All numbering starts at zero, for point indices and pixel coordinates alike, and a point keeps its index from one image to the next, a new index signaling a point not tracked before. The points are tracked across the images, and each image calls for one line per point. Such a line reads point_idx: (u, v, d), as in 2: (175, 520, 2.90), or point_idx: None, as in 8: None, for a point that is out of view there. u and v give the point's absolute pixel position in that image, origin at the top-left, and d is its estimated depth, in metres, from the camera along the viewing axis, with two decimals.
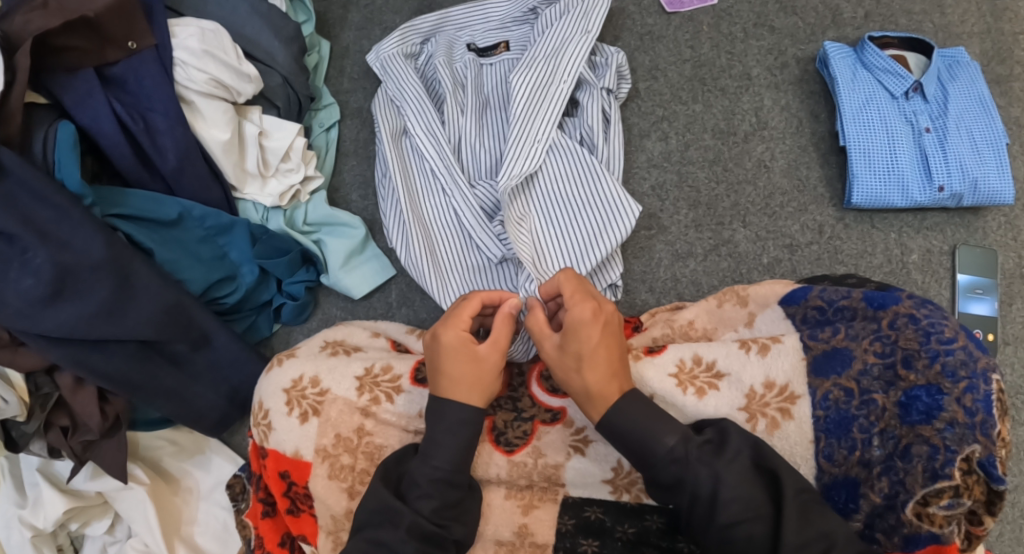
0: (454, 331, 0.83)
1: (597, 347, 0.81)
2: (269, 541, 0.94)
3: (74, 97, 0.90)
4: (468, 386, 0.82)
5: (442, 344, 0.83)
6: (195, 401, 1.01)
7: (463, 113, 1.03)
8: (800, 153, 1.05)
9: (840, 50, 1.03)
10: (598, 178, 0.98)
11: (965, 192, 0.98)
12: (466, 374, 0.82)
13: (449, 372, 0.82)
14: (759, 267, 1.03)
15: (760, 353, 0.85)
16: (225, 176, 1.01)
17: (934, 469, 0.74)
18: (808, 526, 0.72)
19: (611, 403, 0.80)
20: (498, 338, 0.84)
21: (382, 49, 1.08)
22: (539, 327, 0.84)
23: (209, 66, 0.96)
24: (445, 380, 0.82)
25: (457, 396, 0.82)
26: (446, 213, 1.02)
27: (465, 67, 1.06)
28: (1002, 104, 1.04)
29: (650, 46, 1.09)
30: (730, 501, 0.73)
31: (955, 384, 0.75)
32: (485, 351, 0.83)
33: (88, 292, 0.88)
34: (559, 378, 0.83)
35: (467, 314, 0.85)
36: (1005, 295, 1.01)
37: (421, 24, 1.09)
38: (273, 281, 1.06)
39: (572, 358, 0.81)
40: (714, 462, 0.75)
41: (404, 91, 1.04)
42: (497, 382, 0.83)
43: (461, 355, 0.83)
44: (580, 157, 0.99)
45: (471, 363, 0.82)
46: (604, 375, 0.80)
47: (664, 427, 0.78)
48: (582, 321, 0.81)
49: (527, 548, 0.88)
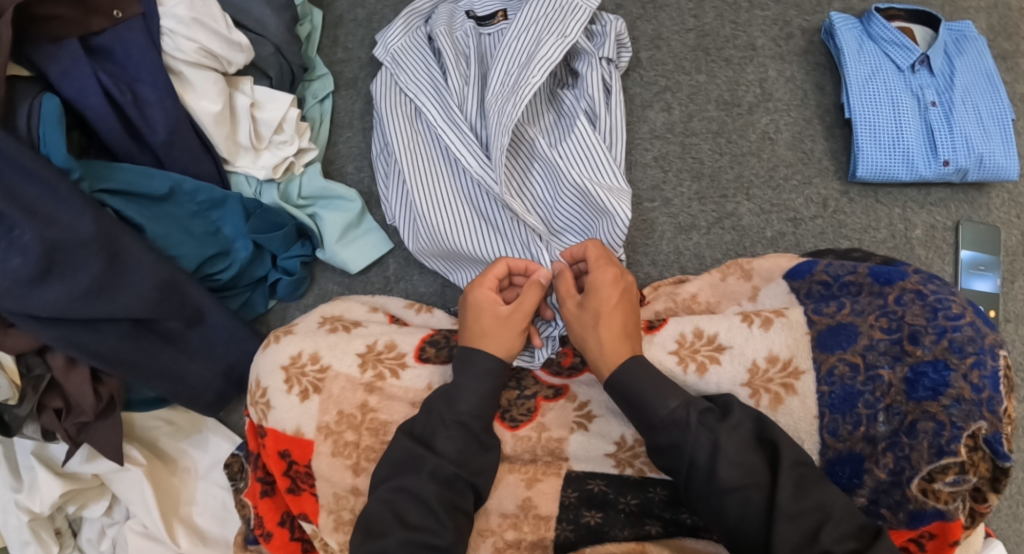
0: (482, 290, 0.86)
1: (611, 310, 0.83)
2: (269, 521, 0.92)
3: (59, 68, 0.87)
4: (498, 339, 0.84)
5: (470, 300, 0.86)
6: (190, 380, 0.99)
7: (464, 85, 1.00)
8: (804, 125, 1.04)
9: (847, 21, 1.01)
10: (599, 152, 0.95)
11: (971, 167, 0.97)
12: (488, 330, 0.84)
13: (478, 326, 0.85)
14: (763, 241, 1.02)
15: (763, 327, 0.85)
16: (217, 148, 0.98)
17: (940, 445, 0.75)
18: (813, 496, 0.73)
19: (621, 363, 0.81)
20: (522, 300, 0.86)
21: (388, 41, 1.04)
22: (565, 289, 0.86)
23: (198, 34, 0.92)
24: (469, 332, 0.85)
25: (487, 347, 0.83)
26: (448, 190, 0.99)
27: (466, 36, 1.02)
28: (1008, 80, 1.04)
29: (653, 15, 1.07)
30: (731, 472, 0.74)
31: (962, 359, 0.75)
32: (509, 312, 0.85)
33: (77, 270, 0.85)
34: (574, 336, 0.85)
35: (493, 275, 0.87)
36: (1008, 273, 1.01)
37: (421, 5, 1.06)
38: (268, 257, 1.04)
39: (588, 317, 0.83)
40: (713, 429, 0.76)
41: (405, 70, 1.01)
42: (519, 341, 0.85)
43: (486, 311, 0.85)
44: (583, 128, 0.96)
45: (499, 320, 0.85)
46: (616, 334, 0.82)
47: (667, 394, 0.79)
48: (603, 282, 0.84)
49: (529, 520, 0.86)
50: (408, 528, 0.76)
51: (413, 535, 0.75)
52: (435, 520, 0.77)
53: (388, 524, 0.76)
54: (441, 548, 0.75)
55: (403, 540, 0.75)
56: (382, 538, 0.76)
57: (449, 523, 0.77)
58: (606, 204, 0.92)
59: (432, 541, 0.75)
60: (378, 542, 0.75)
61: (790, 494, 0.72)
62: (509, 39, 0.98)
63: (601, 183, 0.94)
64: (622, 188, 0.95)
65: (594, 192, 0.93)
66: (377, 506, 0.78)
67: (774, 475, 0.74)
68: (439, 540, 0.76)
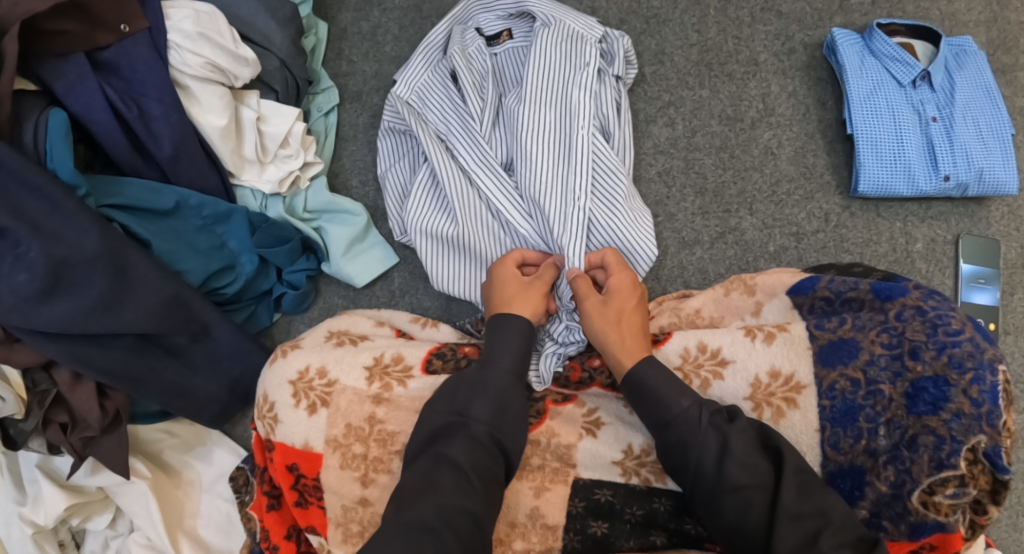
0: (506, 264, 0.92)
1: (631, 311, 0.87)
2: (275, 534, 0.92)
3: (66, 83, 0.87)
4: (525, 304, 0.88)
5: (496, 274, 0.91)
6: (196, 394, 0.99)
7: (487, 111, 1.00)
8: (806, 140, 1.05)
9: (848, 36, 1.02)
10: (619, 168, 0.97)
11: (971, 182, 0.99)
12: (517, 295, 0.89)
13: (505, 293, 0.89)
14: (765, 255, 1.03)
15: (766, 341, 0.86)
16: (223, 162, 0.98)
17: (940, 459, 0.76)
18: (815, 504, 0.73)
19: (640, 356, 0.84)
20: (544, 273, 0.91)
21: (409, 78, 1.02)
22: (585, 287, 0.88)
23: (204, 49, 0.92)
24: (499, 300, 0.89)
25: (516, 310, 0.87)
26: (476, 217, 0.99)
27: (483, 62, 1.02)
28: (1007, 94, 1.05)
29: (657, 30, 1.07)
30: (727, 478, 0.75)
31: (962, 376, 0.76)
32: (533, 281, 0.90)
33: (85, 286, 0.85)
34: (593, 330, 0.87)
35: (515, 252, 0.93)
36: (1008, 285, 1.03)
37: (435, 38, 1.04)
38: (273, 270, 1.04)
39: (612, 314, 0.87)
40: (723, 428, 0.77)
41: (434, 110, 1.01)
42: (545, 307, 0.89)
43: (512, 281, 0.90)
44: (606, 161, 0.97)
45: (524, 288, 0.89)
46: (636, 333, 0.85)
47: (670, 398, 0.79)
48: (625, 285, 0.89)
49: (538, 530, 0.87)
50: (438, 494, 0.74)
51: (444, 501, 0.73)
52: (466, 487, 0.75)
53: (421, 492, 0.74)
54: (474, 513, 0.73)
55: (436, 506, 0.72)
56: (416, 504, 0.72)
57: (480, 490, 0.75)
58: (630, 242, 0.95)
59: (465, 507, 0.73)
60: (414, 508, 0.72)
61: (781, 499, 0.73)
62: (529, 75, 0.98)
63: (626, 204, 0.96)
64: (646, 223, 0.97)
65: (620, 214, 0.95)
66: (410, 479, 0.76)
67: (778, 478, 0.75)
68: (473, 506, 0.74)
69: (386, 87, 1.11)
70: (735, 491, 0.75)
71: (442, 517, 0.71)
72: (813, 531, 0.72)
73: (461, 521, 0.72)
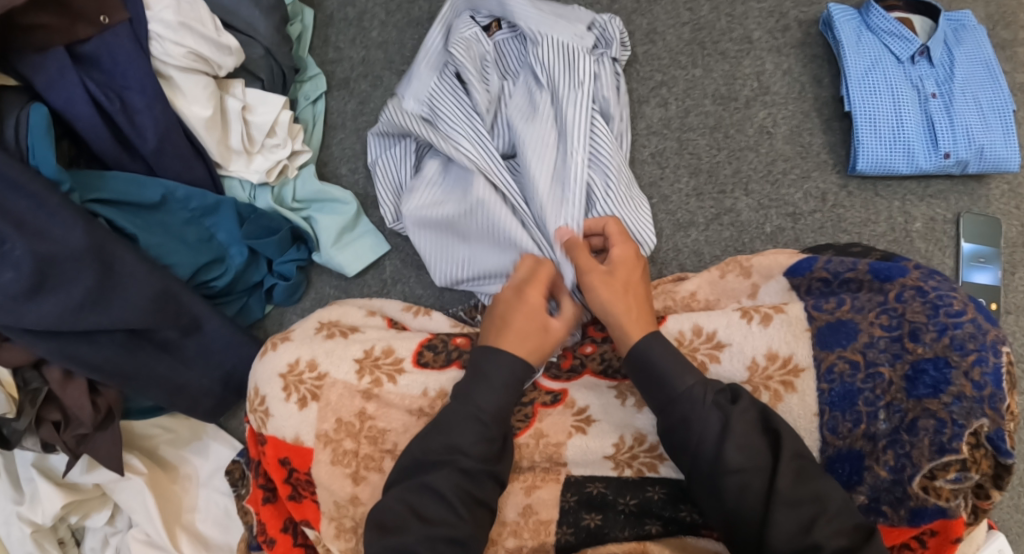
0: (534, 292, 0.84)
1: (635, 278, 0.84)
2: (271, 527, 0.92)
3: (46, 78, 0.85)
4: (533, 345, 0.82)
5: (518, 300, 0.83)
6: (189, 388, 0.98)
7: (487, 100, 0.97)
8: (803, 118, 1.03)
9: (845, 12, 1.00)
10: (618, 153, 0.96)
11: (971, 159, 0.97)
12: (530, 333, 0.82)
13: (519, 328, 0.82)
14: (762, 236, 1.02)
15: (763, 323, 0.85)
16: (209, 153, 0.97)
17: (942, 443, 0.74)
18: (810, 490, 0.73)
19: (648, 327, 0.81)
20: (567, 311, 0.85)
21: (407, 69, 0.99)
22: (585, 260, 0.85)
23: (186, 39, 0.90)
24: (509, 332, 0.82)
25: (520, 349, 0.81)
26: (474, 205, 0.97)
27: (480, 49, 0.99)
28: (1007, 70, 1.03)
29: (648, 9, 1.05)
30: (725, 467, 0.74)
31: (963, 357, 0.75)
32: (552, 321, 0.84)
33: (71, 283, 0.84)
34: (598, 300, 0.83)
35: (545, 277, 0.86)
36: (1008, 264, 1.01)
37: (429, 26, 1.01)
38: (263, 261, 1.03)
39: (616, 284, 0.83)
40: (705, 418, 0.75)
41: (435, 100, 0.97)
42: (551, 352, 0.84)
43: (530, 314, 0.83)
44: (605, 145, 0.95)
45: (540, 329, 0.83)
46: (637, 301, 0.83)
47: (663, 386, 0.78)
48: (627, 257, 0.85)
49: (530, 526, 0.86)
50: (423, 522, 0.76)
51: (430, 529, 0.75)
52: (446, 507, 0.76)
53: (406, 520, 0.76)
54: (454, 536, 0.75)
55: (421, 536, 0.75)
56: (399, 533, 0.75)
57: (462, 512, 0.76)
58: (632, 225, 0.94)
59: (448, 534, 0.75)
60: (397, 536, 0.75)
61: (777, 484, 0.72)
62: None
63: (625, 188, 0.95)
64: (643, 206, 0.96)
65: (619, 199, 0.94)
66: (391, 503, 0.77)
67: (774, 462, 0.73)
68: (456, 532, 0.75)
69: (373, 73, 1.09)
70: (732, 481, 0.74)
71: (427, 547, 0.74)
72: (810, 520, 0.71)
73: (445, 549, 0.75)
